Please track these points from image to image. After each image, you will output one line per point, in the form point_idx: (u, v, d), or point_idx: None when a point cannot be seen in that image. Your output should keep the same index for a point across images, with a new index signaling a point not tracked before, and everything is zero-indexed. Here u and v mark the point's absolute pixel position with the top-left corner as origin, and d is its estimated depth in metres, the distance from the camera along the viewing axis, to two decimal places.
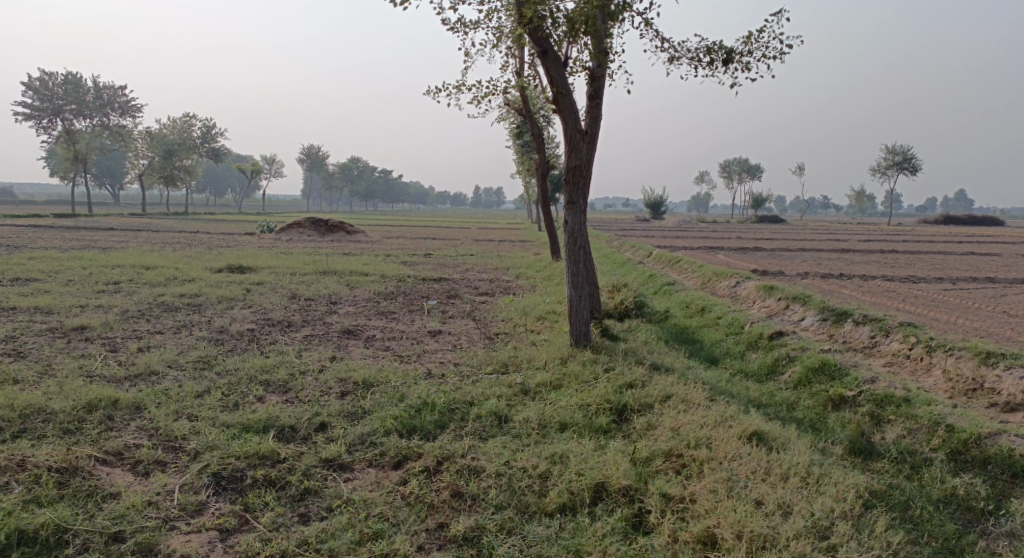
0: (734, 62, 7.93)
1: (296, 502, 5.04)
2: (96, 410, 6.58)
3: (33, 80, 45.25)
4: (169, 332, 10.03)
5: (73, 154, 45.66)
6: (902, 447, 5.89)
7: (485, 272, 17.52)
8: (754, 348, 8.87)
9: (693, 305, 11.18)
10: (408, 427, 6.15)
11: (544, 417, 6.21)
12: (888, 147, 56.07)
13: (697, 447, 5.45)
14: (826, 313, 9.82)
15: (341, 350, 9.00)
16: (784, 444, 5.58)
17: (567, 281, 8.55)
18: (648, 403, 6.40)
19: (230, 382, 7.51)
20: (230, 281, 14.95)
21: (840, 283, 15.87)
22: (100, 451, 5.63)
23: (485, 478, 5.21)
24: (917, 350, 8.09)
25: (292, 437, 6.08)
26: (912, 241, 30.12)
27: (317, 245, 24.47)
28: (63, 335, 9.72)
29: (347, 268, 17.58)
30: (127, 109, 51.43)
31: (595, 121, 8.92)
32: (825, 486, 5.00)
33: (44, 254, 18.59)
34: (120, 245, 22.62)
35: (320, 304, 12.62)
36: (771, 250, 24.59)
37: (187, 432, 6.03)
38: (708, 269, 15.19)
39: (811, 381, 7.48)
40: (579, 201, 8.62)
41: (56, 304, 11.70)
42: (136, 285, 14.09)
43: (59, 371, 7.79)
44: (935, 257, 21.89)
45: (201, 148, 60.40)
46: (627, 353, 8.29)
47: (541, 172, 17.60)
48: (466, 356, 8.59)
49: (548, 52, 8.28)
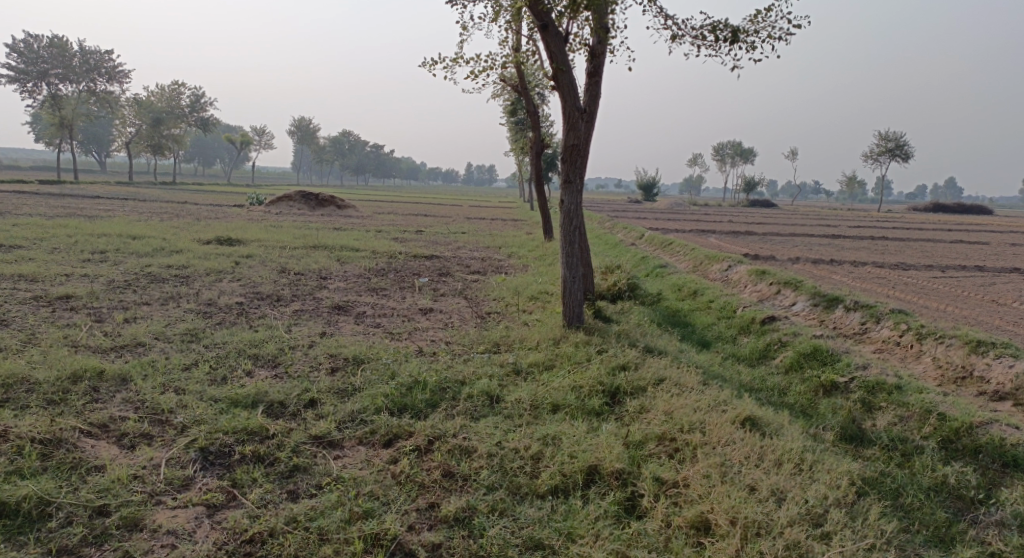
0: (739, 41, 7.81)
1: (285, 479, 4.98)
2: (81, 381, 6.48)
3: (18, 42, 44.40)
4: (156, 303, 9.90)
5: (59, 120, 44.94)
6: (893, 434, 5.90)
7: (476, 250, 17.40)
8: (745, 332, 8.85)
9: (685, 288, 11.13)
10: (399, 406, 6.09)
11: (536, 398, 6.17)
12: (881, 134, 56.06)
13: (690, 431, 5.43)
14: (818, 298, 9.80)
15: (331, 326, 8.91)
16: (777, 429, 5.57)
17: (561, 261, 8.47)
18: (642, 386, 6.36)
19: (218, 356, 7.42)
20: (218, 253, 14.78)
21: (831, 268, 15.89)
22: (85, 423, 5.54)
23: (476, 459, 5.16)
24: (907, 337, 8.09)
25: (280, 413, 6.01)
26: (902, 229, 30.18)
27: (307, 219, 24.27)
28: (48, 304, 9.57)
29: (337, 243, 17.42)
30: (115, 75, 50.62)
31: (593, 100, 8.79)
32: (819, 473, 5.00)
33: (30, 220, 18.33)
34: (107, 214, 22.33)
35: (310, 279, 12.49)
36: (762, 235, 24.58)
37: (174, 406, 5.94)
38: (700, 252, 15.15)
39: (803, 367, 7.47)
40: (575, 181, 8.50)
41: (41, 272, 11.52)
42: (123, 255, 13.91)
43: (43, 341, 7.66)
44: (925, 245, 21.94)
45: (190, 117, 59.59)
46: (619, 335, 8.25)
47: (534, 150, 17.43)
48: (457, 334, 8.52)
49: (547, 27, 8.13)
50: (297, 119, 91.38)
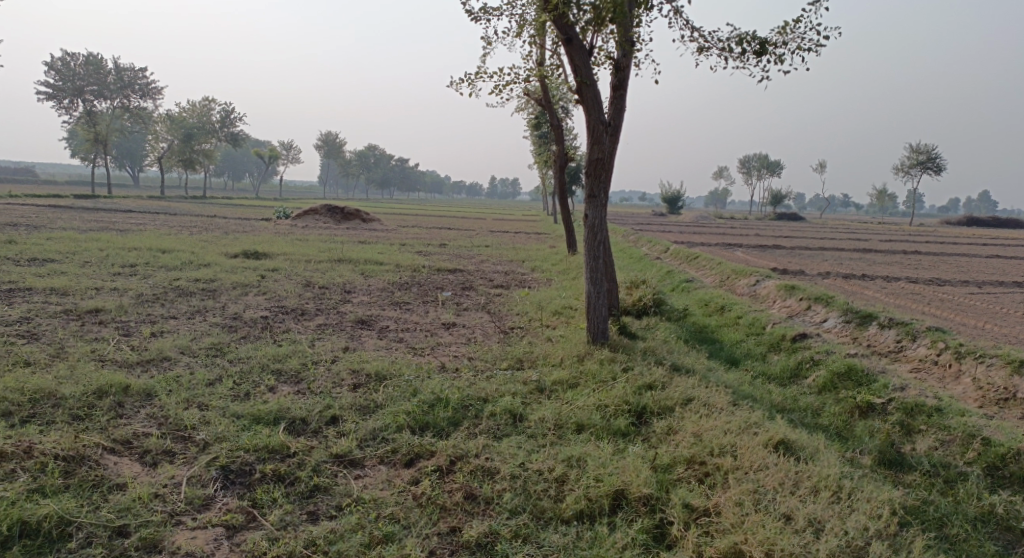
0: (767, 53, 7.67)
1: (305, 500, 4.90)
2: (107, 396, 6.48)
3: (55, 60, 45.44)
4: (182, 317, 9.95)
5: (94, 135, 45.95)
6: (935, 460, 5.70)
7: (500, 264, 17.33)
8: (776, 349, 8.64)
9: (713, 303, 10.93)
10: (421, 423, 6.00)
11: (560, 417, 6.04)
12: (912, 146, 55.18)
13: (721, 455, 5.25)
14: (850, 314, 9.55)
15: (354, 341, 8.86)
16: (811, 454, 5.37)
17: (586, 277, 8.34)
18: (669, 406, 6.20)
19: (242, 371, 7.40)
20: (245, 266, 14.87)
21: (862, 284, 15.56)
22: (109, 439, 5.52)
23: (499, 481, 5.04)
24: (945, 356, 7.83)
25: (302, 430, 5.94)
26: (935, 243, 29.57)
27: (333, 232, 24.40)
28: (77, 318, 9.66)
29: (362, 256, 17.45)
30: (148, 92, 51.65)
31: (617, 113, 8.69)
32: (858, 501, 4.79)
33: (63, 234, 18.66)
34: (137, 227, 22.67)
35: (335, 293, 12.49)
36: (790, 248, 24.24)
37: (197, 422, 5.91)
38: (727, 267, 14.91)
39: (836, 387, 7.26)
40: (600, 195, 8.40)
41: (72, 285, 11.66)
42: (152, 269, 14.05)
43: (71, 355, 7.70)
44: (959, 260, 21.44)
45: (220, 132, 60.46)
46: (646, 352, 8.09)
47: (559, 164, 17.35)
48: (480, 350, 8.42)
49: (572, 40, 8.06)
50: (325, 135, 92.24)
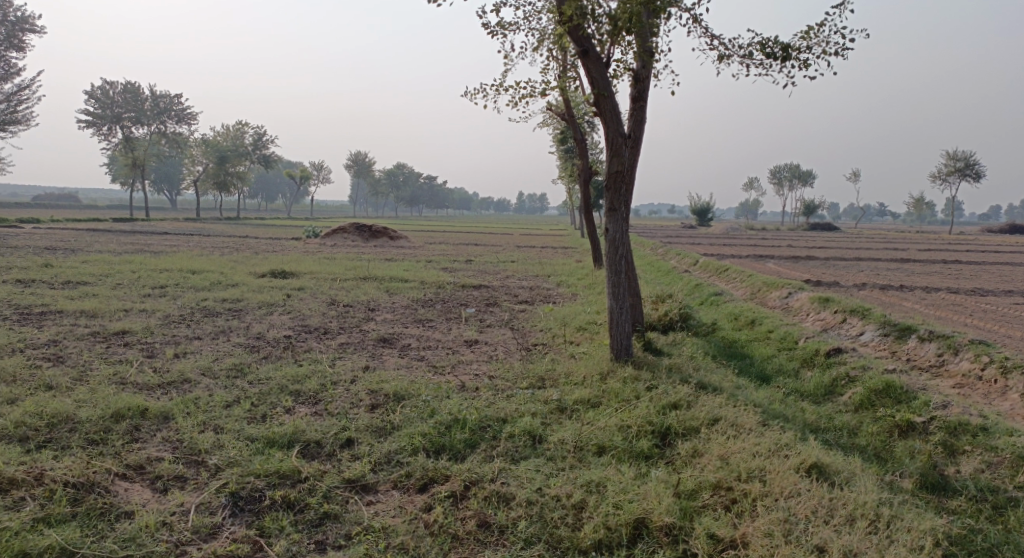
0: (790, 58, 7.41)
1: (314, 528, 4.74)
2: (123, 420, 6.40)
3: (95, 88, 46.61)
4: (206, 337, 9.92)
5: (132, 160, 46.99)
6: (981, 484, 5.44)
7: (526, 279, 17.15)
8: (809, 365, 8.31)
9: (743, 317, 10.62)
10: (436, 446, 5.81)
11: (580, 439, 5.81)
12: (950, 153, 53.88)
13: (748, 480, 4.98)
14: (888, 327, 9.17)
15: (375, 360, 8.73)
16: (847, 479, 5.06)
17: (607, 292, 8.11)
18: (694, 427, 5.94)
19: (260, 392, 7.29)
20: (272, 286, 14.90)
21: (900, 295, 15.04)
22: (121, 465, 5.43)
23: (515, 507, 4.83)
24: (989, 371, 7.45)
25: (316, 454, 5.79)
26: (978, 251, 28.68)
27: (360, 251, 24.49)
28: (103, 340, 9.68)
29: (388, 274, 17.40)
30: (184, 116, 52.64)
31: (638, 125, 8.49)
32: (898, 531, 4.48)
33: (98, 257, 18.95)
34: (170, 249, 22.95)
35: (359, 311, 12.41)
36: (825, 259, 23.66)
37: (211, 446, 5.79)
38: (758, 279, 14.54)
39: (874, 405, 6.94)
40: (620, 209, 8.18)
41: (101, 307, 11.73)
42: (181, 290, 14.12)
43: (92, 378, 7.67)
44: (1002, 269, 20.73)
45: (253, 154, 61.29)
46: (671, 369, 7.82)
47: (583, 178, 17.11)
48: (502, 368, 8.21)
49: (588, 52, 7.88)
50: (358, 154, 93.73)
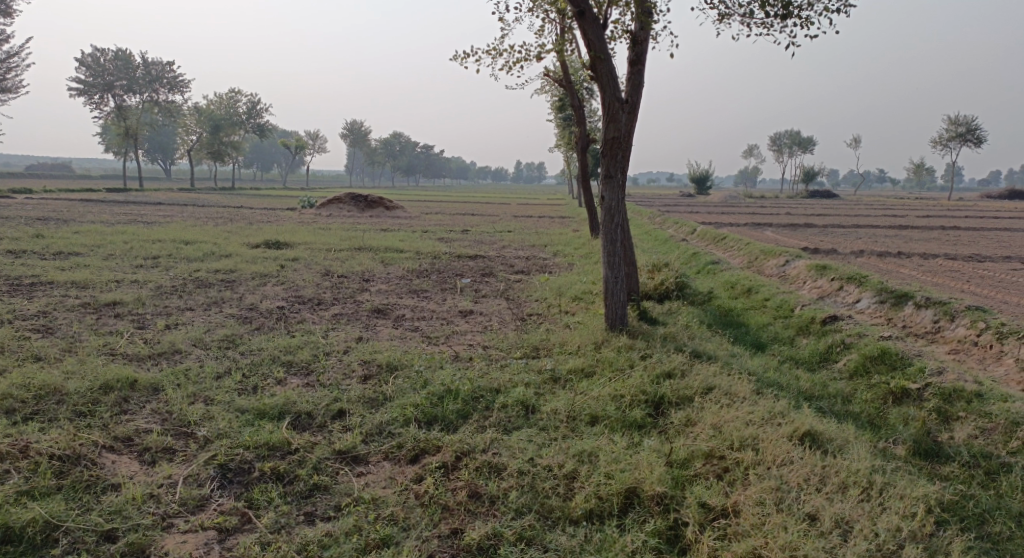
0: (791, 16, 7.23)
1: (303, 500, 4.71)
2: (112, 392, 6.34)
3: (85, 56, 45.87)
4: (199, 309, 9.83)
5: (124, 130, 46.47)
6: (975, 450, 5.42)
7: (522, 249, 17.04)
8: (804, 333, 8.27)
9: (739, 285, 10.55)
10: (429, 417, 5.76)
11: (573, 409, 5.76)
12: (951, 119, 53.44)
13: (741, 449, 4.94)
14: (884, 294, 9.10)
15: (369, 331, 8.66)
16: (841, 446, 5.02)
17: (603, 261, 8.01)
18: (688, 396, 5.89)
19: (252, 363, 7.22)
20: (266, 256, 14.76)
21: (898, 262, 14.96)
22: (109, 437, 5.38)
23: (506, 478, 4.80)
24: (985, 337, 7.40)
25: (307, 425, 5.74)
26: (977, 217, 28.55)
27: (356, 221, 24.32)
28: (94, 311, 9.59)
29: (384, 244, 17.26)
30: (177, 85, 51.91)
31: (635, 89, 8.31)
32: (891, 499, 4.44)
33: (90, 227, 18.76)
34: (164, 219, 22.75)
35: (353, 282, 12.32)
36: (823, 227, 23.56)
37: (200, 418, 5.74)
38: (755, 247, 14.45)
39: (869, 372, 6.91)
40: (616, 175, 8.05)
41: (92, 278, 11.62)
42: (174, 261, 13.99)
43: (82, 350, 7.60)
44: (1001, 235, 20.64)
45: (247, 123, 60.56)
46: (666, 339, 7.75)
47: (580, 146, 16.90)
48: (496, 338, 8.16)
49: (585, 13, 7.67)
50: (353, 122, 92.84)
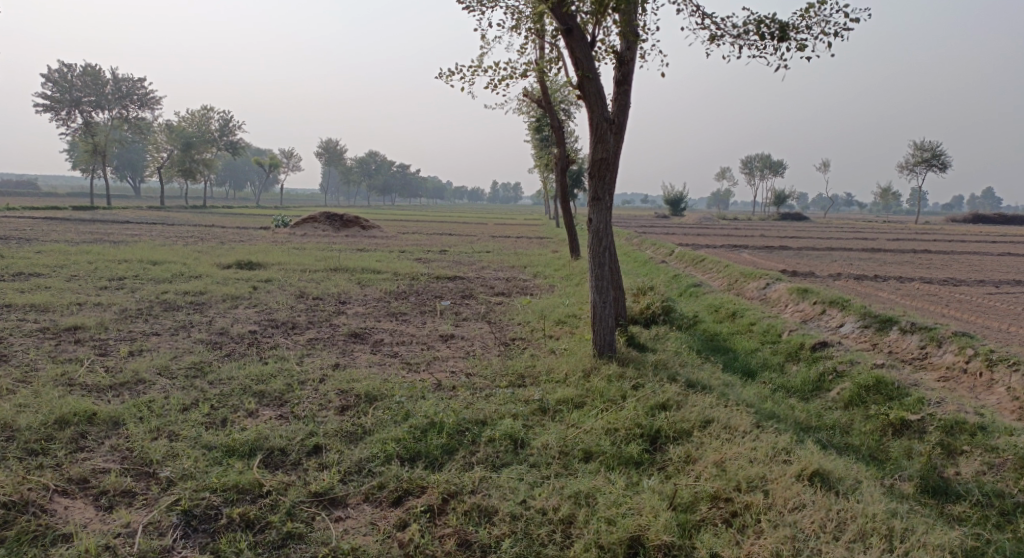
0: (787, 39, 7.05)
1: (276, 551, 4.35)
2: (68, 426, 5.87)
3: (52, 72, 44.95)
4: (165, 333, 9.34)
5: (92, 147, 45.48)
6: (986, 488, 5.20)
7: (501, 270, 16.74)
8: (794, 360, 8.04)
9: (723, 309, 10.33)
10: (412, 453, 5.39)
11: (565, 443, 5.44)
12: (915, 144, 54.57)
13: (749, 491, 4.66)
14: (868, 319, 8.94)
15: (345, 357, 8.26)
16: (851, 487, 4.76)
17: (590, 285, 7.72)
18: (686, 430, 5.60)
19: (221, 393, 6.78)
20: (237, 277, 14.25)
21: (875, 285, 14.92)
22: (62, 480, 4.95)
23: (498, 524, 4.48)
24: (974, 364, 7.23)
25: (281, 463, 5.33)
26: (946, 240, 28.88)
27: (330, 241, 23.86)
28: (53, 336, 9.06)
29: (360, 264, 16.85)
30: (148, 102, 51.05)
31: (621, 110, 8.11)
32: (911, 548, 4.19)
33: (53, 247, 18.09)
34: (132, 239, 22.08)
35: (328, 304, 11.89)
36: (797, 249, 23.58)
37: (164, 455, 5.30)
38: (735, 269, 14.31)
39: (864, 402, 6.68)
40: (604, 198, 7.79)
41: (52, 301, 11.06)
42: (140, 282, 13.43)
43: (38, 379, 7.10)
44: (971, 258, 20.81)
45: (219, 141, 59.72)
46: (657, 366, 7.47)
47: (560, 167, 16.68)
48: (479, 365, 7.81)
49: (572, 31, 7.46)
50: (328, 141, 92.33)
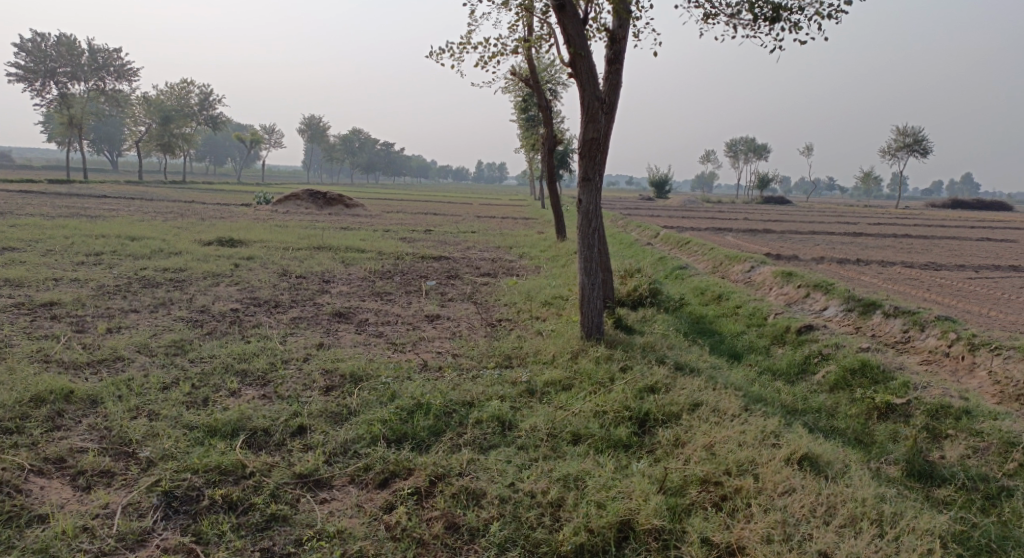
0: (781, 20, 6.98)
1: (260, 533, 4.28)
2: (44, 404, 5.73)
3: (26, 41, 43.87)
4: (145, 311, 9.16)
5: (68, 119, 44.53)
6: (972, 472, 5.22)
7: (486, 251, 16.62)
8: (780, 343, 8.03)
9: (709, 291, 10.31)
10: (398, 434, 5.32)
11: (553, 426, 5.39)
12: (898, 129, 54.85)
13: (739, 475, 4.65)
14: (852, 302, 8.96)
15: (330, 336, 8.15)
16: (840, 471, 4.76)
17: (578, 266, 7.65)
18: (674, 413, 5.57)
19: (202, 372, 6.66)
20: (218, 255, 14.03)
21: (858, 269, 14.98)
22: (37, 459, 4.83)
23: (486, 507, 4.44)
24: (957, 348, 7.25)
25: (264, 444, 5.23)
26: (926, 225, 29.10)
27: (313, 218, 23.60)
28: (29, 312, 8.85)
29: (343, 243, 16.67)
30: (126, 74, 50.02)
31: (612, 90, 8.01)
32: (900, 533, 4.20)
33: (29, 221, 17.71)
34: (110, 213, 21.68)
35: (312, 283, 11.74)
36: (781, 232, 23.63)
37: (144, 435, 5.18)
38: (719, 252, 14.29)
39: (850, 385, 6.69)
40: (594, 178, 7.70)
41: (27, 276, 10.81)
42: (119, 258, 13.17)
43: (13, 356, 6.92)
44: (951, 244, 20.98)
45: (199, 115, 58.74)
46: (645, 349, 7.44)
47: (546, 147, 16.52)
48: (466, 345, 7.74)
49: (565, 7, 7.32)
50: (311, 118, 91.17)
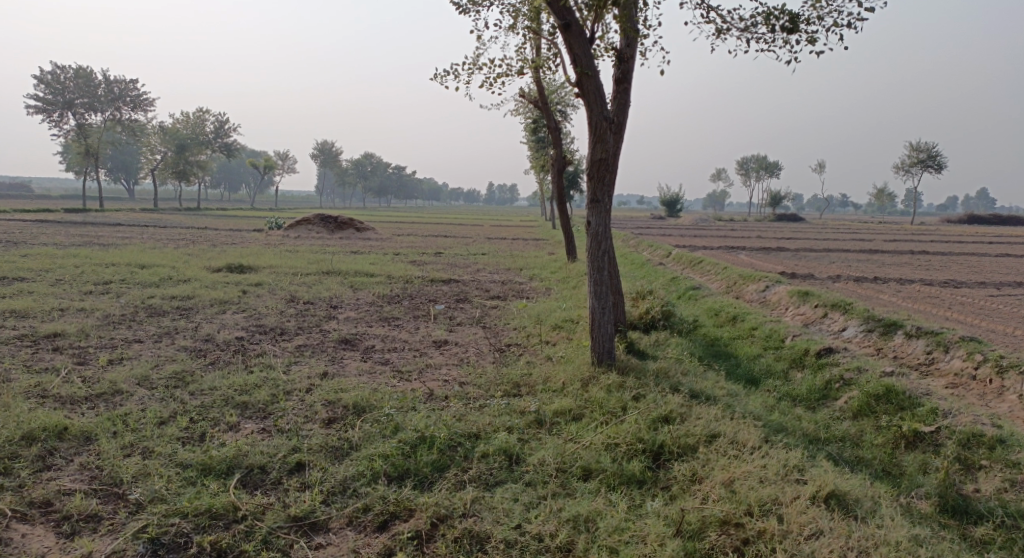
0: (798, 31, 6.75)
1: None
2: (35, 442, 5.53)
3: (44, 73, 44.47)
4: (148, 340, 8.99)
5: (86, 148, 44.96)
6: (1010, 508, 4.90)
7: (497, 273, 16.40)
8: (798, 366, 7.72)
9: (724, 313, 10.01)
10: (400, 470, 5.06)
11: (563, 460, 5.11)
12: (911, 145, 54.40)
13: (761, 515, 4.37)
14: (872, 323, 8.62)
15: (334, 365, 7.92)
16: (869, 510, 4.47)
17: (588, 290, 7.40)
18: (691, 445, 5.28)
19: (202, 405, 6.43)
20: (227, 281, 13.88)
21: (876, 287, 14.62)
22: (23, 503, 4.62)
23: (491, 553, 4.18)
24: (984, 370, 6.92)
25: (260, 482, 4.99)
26: (943, 241, 28.62)
27: (324, 243, 23.53)
28: (31, 343, 8.70)
29: (353, 267, 16.53)
30: (141, 103, 50.58)
31: (620, 109, 7.81)
32: None
33: (41, 250, 17.66)
34: (122, 241, 21.67)
35: (319, 309, 11.56)
36: (795, 250, 23.28)
37: (135, 474, 4.96)
38: (733, 272, 13.98)
39: (875, 411, 6.37)
40: (602, 200, 7.49)
41: (34, 306, 10.68)
42: (127, 286, 13.04)
43: (9, 390, 6.75)
44: (969, 260, 20.56)
45: (214, 142, 59.24)
46: (659, 375, 7.14)
47: (556, 168, 16.35)
48: (473, 373, 7.48)
49: (570, 26, 7.17)
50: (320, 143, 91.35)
